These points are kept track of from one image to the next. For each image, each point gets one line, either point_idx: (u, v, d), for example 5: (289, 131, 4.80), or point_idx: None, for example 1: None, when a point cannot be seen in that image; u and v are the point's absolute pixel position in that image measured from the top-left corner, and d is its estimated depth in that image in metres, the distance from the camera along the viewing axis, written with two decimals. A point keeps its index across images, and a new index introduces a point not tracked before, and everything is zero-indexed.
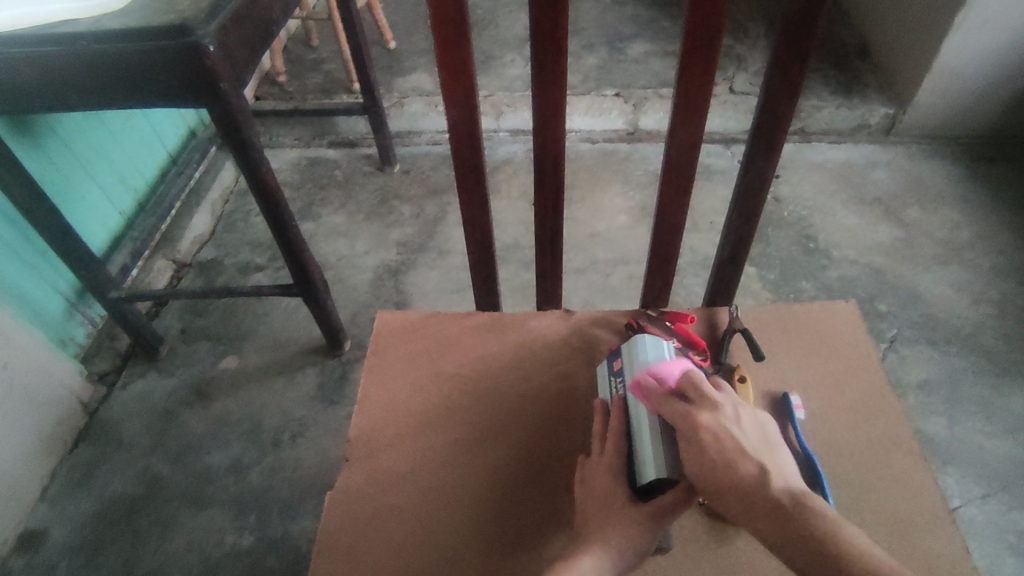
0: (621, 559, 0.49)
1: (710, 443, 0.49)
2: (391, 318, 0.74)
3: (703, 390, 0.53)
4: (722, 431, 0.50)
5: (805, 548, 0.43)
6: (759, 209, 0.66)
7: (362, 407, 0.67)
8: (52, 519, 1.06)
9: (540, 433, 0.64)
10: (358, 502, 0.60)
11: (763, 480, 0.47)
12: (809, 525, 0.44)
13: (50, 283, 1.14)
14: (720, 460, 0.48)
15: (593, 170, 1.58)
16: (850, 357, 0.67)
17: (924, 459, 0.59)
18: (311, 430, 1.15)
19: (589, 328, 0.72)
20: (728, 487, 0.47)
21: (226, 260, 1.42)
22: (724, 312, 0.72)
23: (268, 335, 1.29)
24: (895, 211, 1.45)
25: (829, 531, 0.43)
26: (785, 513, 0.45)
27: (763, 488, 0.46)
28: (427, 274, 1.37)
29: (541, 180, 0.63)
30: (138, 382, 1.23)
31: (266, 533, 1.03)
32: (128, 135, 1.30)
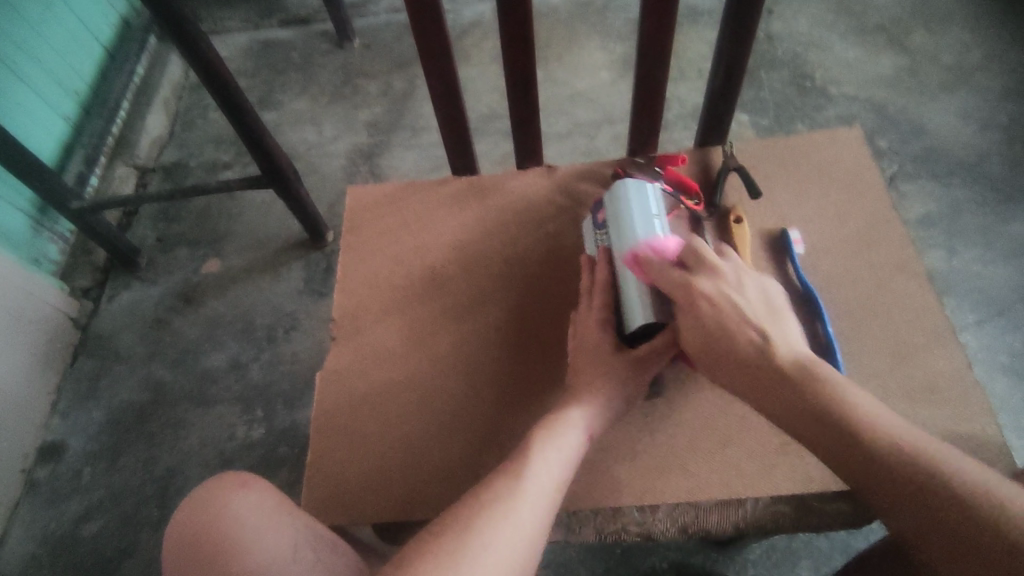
0: (605, 411, 0.51)
1: (686, 298, 0.49)
2: (363, 193, 0.69)
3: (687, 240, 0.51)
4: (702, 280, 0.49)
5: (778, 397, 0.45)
6: (754, 25, 0.59)
7: (344, 286, 0.64)
8: (66, 431, 1.08)
9: (531, 295, 0.61)
10: (351, 378, 0.59)
11: (738, 322, 0.47)
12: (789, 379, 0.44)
13: (6, 199, 1.08)
14: (692, 302, 0.48)
15: (571, 23, 1.44)
16: (852, 185, 0.63)
17: (929, 280, 0.57)
18: (305, 324, 1.14)
19: (576, 182, 0.67)
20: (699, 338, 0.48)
21: (189, 161, 1.34)
22: (718, 153, 0.66)
23: (247, 234, 1.24)
24: (899, 37, 1.34)
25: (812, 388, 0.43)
26: (761, 364, 0.46)
27: (734, 331, 0.47)
28: (403, 155, 1.30)
29: (505, 9, 0.56)
30: (123, 294, 1.20)
31: (276, 424, 1.05)
32: (51, 28, 1.17)
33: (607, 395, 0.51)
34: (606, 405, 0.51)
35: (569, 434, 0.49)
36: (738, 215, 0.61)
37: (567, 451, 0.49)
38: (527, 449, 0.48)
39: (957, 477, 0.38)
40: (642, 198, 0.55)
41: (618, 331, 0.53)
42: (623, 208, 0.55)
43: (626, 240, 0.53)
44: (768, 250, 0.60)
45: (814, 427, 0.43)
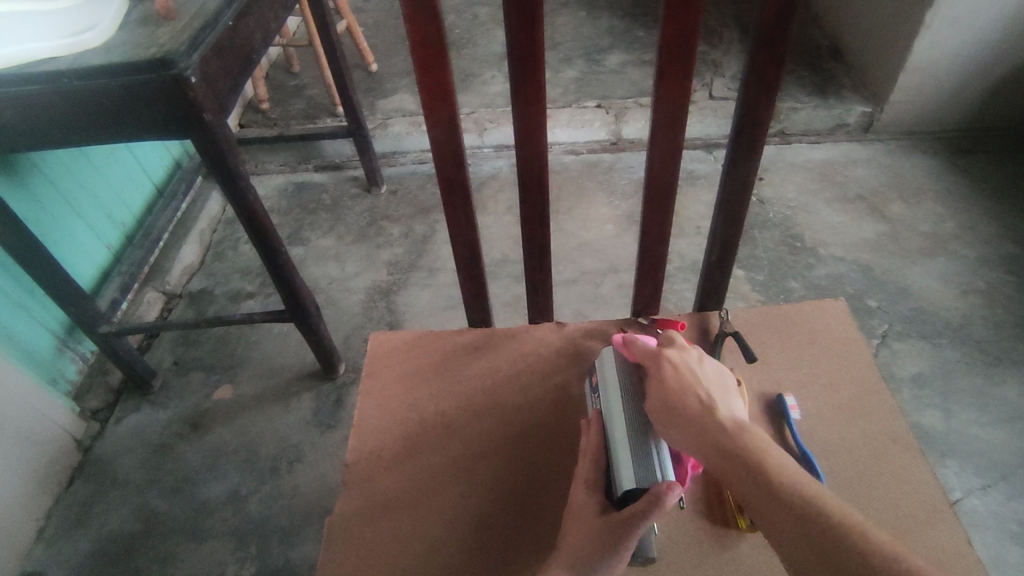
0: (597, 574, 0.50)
1: (671, 389, 0.54)
2: (383, 340, 0.74)
3: (675, 341, 0.59)
4: (689, 380, 0.54)
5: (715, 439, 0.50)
6: (743, 211, 0.67)
7: (358, 430, 0.66)
8: (48, 561, 1.04)
9: (537, 445, 0.64)
10: (360, 524, 0.60)
11: (713, 410, 0.51)
12: (741, 444, 0.48)
13: (39, 321, 1.13)
14: (676, 390, 0.54)
15: (579, 181, 1.59)
16: (840, 354, 0.67)
17: (921, 452, 0.60)
18: (309, 457, 1.14)
19: (581, 339, 0.72)
20: (680, 421, 0.52)
21: (216, 289, 1.42)
22: (716, 317, 0.72)
23: (261, 362, 1.28)
24: (878, 207, 1.47)
25: (761, 450, 0.47)
26: (729, 435, 0.49)
27: (711, 416, 0.51)
28: (418, 293, 1.37)
29: (527, 195, 0.64)
30: (131, 417, 1.22)
31: (268, 563, 1.02)
32: (111, 168, 1.30)
33: (598, 557, 0.50)
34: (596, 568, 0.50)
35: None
36: (737, 377, 0.65)
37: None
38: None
39: None
40: (625, 362, 0.61)
41: (606, 485, 0.55)
42: (609, 373, 0.60)
43: (614, 400, 0.58)
44: (765, 413, 0.63)
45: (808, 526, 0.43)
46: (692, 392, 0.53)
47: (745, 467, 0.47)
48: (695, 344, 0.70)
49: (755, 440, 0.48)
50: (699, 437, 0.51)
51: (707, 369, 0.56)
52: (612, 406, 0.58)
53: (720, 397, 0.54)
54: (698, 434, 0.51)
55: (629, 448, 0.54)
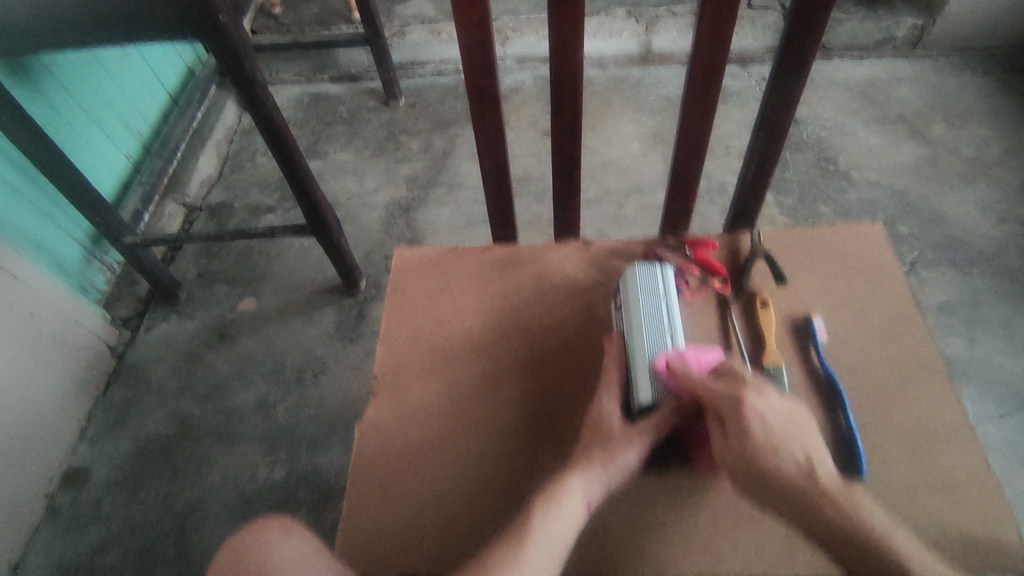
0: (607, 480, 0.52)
1: (761, 449, 0.48)
2: (409, 256, 0.74)
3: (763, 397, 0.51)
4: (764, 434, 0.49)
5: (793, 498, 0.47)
6: (785, 129, 0.64)
7: (386, 342, 0.68)
8: (92, 458, 1.11)
9: (562, 363, 0.64)
10: (389, 434, 0.62)
11: (814, 476, 0.47)
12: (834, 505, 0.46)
13: (66, 231, 1.14)
14: (804, 498, 0.47)
15: (605, 96, 1.52)
16: (873, 277, 0.66)
17: (949, 379, 0.59)
18: (333, 368, 1.17)
19: (608, 258, 0.71)
20: (771, 488, 0.48)
21: (236, 203, 1.41)
22: (746, 239, 0.70)
23: (283, 276, 1.29)
24: (920, 129, 1.39)
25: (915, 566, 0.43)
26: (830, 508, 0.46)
27: (813, 483, 0.47)
28: (438, 211, 1.36)
29: (559, 108, 0.61)
30: (160, 326, 1.25)
31: (297, 467, 1.07)
32: (125, 76, 1.27)
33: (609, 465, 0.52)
34: (606, 473, 0.52)
35: (570, 502, 0.50)
36: (765, 300, 0.64)
37: (567, 519, 0.49)
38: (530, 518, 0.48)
39: None
40: (647, 281, 0.60)
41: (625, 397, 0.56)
42: (633, 289, 0.60)
43: (639, 317, 0.58)
44: (792, 336, 0.63)
45: None
46: (772, 446, 0.48)
47: (832, 532, 0.46)
48: (724, 265, 0.69)
49: (866, 516, 0.46)
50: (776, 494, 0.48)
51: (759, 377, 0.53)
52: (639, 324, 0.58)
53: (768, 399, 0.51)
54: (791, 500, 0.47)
55: (650, 366, 0.56)
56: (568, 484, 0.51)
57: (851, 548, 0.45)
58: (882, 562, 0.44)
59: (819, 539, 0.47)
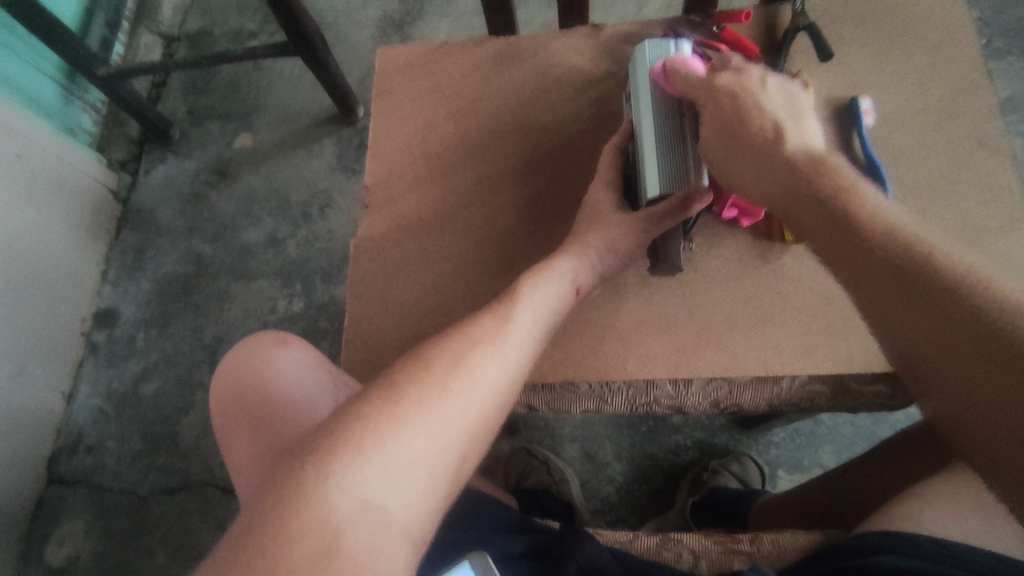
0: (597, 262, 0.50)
1: (710, 101, 0.45)
2: (393, 55, 0.65)
3: (733, 66, 0.47)
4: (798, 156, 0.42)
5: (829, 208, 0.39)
6: None
7: (374, 153, 0.62)
8: (117, 299, 1.13)
9: (567, 166, 0.58)
10: (384, 247, 0.58)
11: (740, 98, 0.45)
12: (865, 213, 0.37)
13: (35, 66, 1.06)
14: (733, 120, 0.44)
15: None
16: (939, 45, 0.56)
17: (1013, 157, 0.52)
18: (339, 203, 1.13)
19: (622, 44, 0.61)
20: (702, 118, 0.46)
21: (214, 28, 1.28)
22: (787, 9, 0.59)
23: (277, 108, 1.21)
24: None
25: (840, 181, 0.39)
26: (763, 144, 0.43)
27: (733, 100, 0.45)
28: (436, 23, 1.21)
29: None
30: (159, 168, 1.21)
31: (314, 299, 1.08)
32: None
33: (602, 245, 0.50)
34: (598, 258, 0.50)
35: (556, 280, 0.49)
36: (804, 81, 0.55)
37: (553, 292, 0.49)
38: (515, 293, 0.47)
39: (966, 278, 0.33)
40: (657, 55, 0.51)
41: (631, 186, 0.52)
42: (639, 66, 0.51)
43: (644, 94, 0.50)
44: (833, 119, 0.54)
45: (822, 208, 0.39)
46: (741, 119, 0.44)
47: (850, 233, 0.37)
48: (758, 43, 0.58)
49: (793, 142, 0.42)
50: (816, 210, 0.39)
51: (772, 92, 0.45)
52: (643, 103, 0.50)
53: (790, 127, 0.43)
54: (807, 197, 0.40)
55: (655, 147, 0.48)
56: (555, 264, 0.50)
57: (811, 199, 0.40)
58: (848, 214, 0.38)
59: (815, 236, 0.40)
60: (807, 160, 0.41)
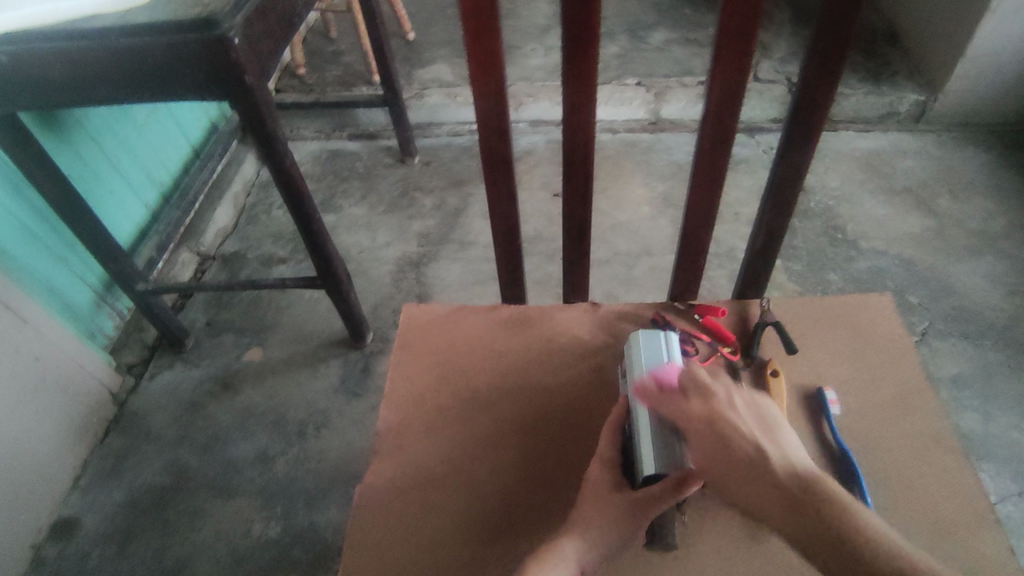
0: (600, 546, 0.51)
1: (714, 442, 0.50)
2: (418, 312, 0.74)
3: (706, 383, 0.53)
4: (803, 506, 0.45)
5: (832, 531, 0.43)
6: (793, 199, 0.65)
7: (391, 401, 0.67)
8: (84, 508, 1.08)
9: (568, 427, 0.63)
10: (389, 495, 0.60)
11: (752, 449, 0.48)
12: (826, 501, 0.44)
13: (79, 275, 1.15)
14: (725, 446, 0.49)
15: (616, 160, 1.56)
16: (885, 349, 0.65)
17: (965, 455, 0.57)
18: (335, 423, 1.15)
19: (614, 321, 0.71)
20: (714, 456, 0.50)
21: (249, 253, 1.43)
22: (757, 305, 0.70)
23: (292, 327, 1.30)
24: (925, 200, 1.41)
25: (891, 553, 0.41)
26: (778, 489, 0.46)
27: (749, 452, 0.48)
28: (448, 267, 1.37)
29: (571, 177, 0.63)
30: (165, 374, 1.25)
31: (293, 524, 1.04)
32: (151, 128, 1.31)
33: (606, 528, 0.52)
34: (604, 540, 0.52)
35: (562, 567, 0.50)
36: (776, 368, 0.63)
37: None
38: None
39: None
40: (649, 349, 0.60)
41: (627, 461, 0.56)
42: (635, 356, 0.60)
43: (642, 374, 0.58)
44: (805, 406, 0.62)
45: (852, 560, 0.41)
46: (775, 484, 0.46)
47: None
48: (733, 330, 0.69)
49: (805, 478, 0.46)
50: (817, 534, 0.43)
51: (743, 411, 0.51)
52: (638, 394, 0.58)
53: (776, 448, 0.48)
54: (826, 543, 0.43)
55: (651, 428, 0.54)
56: (562, 549, 0.51)
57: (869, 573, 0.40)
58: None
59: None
60: (799, 486, 0.45)
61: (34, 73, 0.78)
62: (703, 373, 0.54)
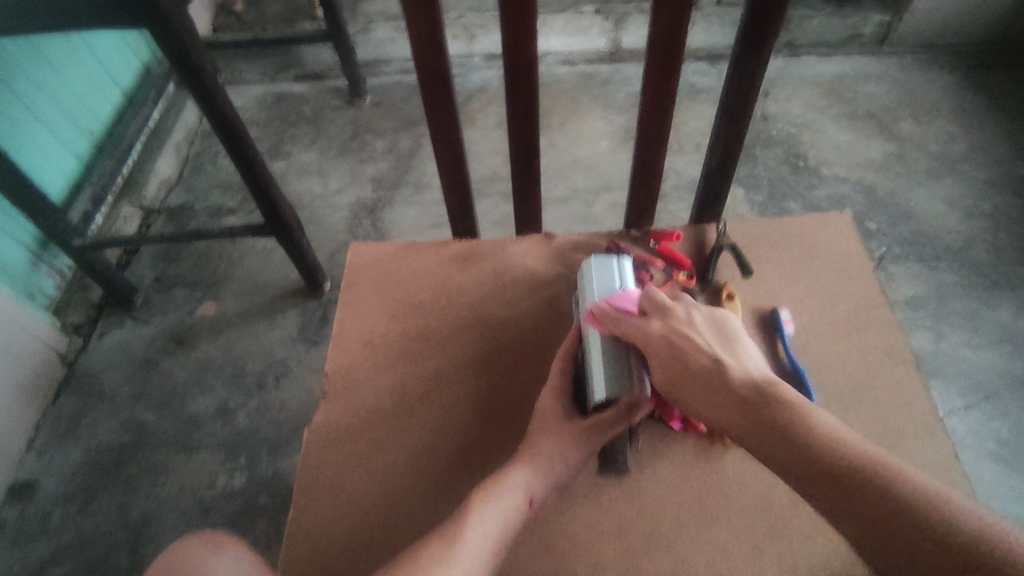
0: (549, 473, 0.51)
1: (673, 360, 0.47)
2: (365, 250, 0.71)
3: (660, 304, 0.51)
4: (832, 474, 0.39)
5: (868, 500, 0.37)
6: (747, 116, 0.62)
7: (338, 341, 0.64)
8: (40, 471, 1.05)
9: (521, 359, 0.62)
10: (339, 436, 0.59)
11: (721, 366, 0.45)
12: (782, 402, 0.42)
13: (8, 232, 1.08)
14: (684, 359, 0.47)
15: (575, 93, 1.51)
16: (840, 267, 0.65)
17: (916, 366, 0.58)
18: (296, 373, 1.13)
19: (569, 250, 0.69)
20: (678, 372, 0.47)
21: (196, 204, 1.36)
22: (713, 230, 0.69)
23: (245, 279, 1.25)
24: (885, 125, 1.40)
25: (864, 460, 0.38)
26: (747, 400, 0.43)
27: (719, 372, 0.45)
28: (405, 211, 1.33)
29: (517, 99, 0.59)
30: (115, 332, 1.20)
31: (258, 474, 1.03)
32: (73, 70, 1.21)
33: (555, 454, 0.51)
34: (552, 470, 0.51)
35: (508, 494, 0.49)
36: (731, 291, 0.62)
37: (508, 504, 0.49)
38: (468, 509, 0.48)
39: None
40: (601, 281, 0.57)
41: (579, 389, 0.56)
42: (586, 287, 0.57)
43: (591, 299, 0.56)
44: (760, 326, 0.61)
45: (855, 493, 0.37)
46: (745, 395, 0.43)
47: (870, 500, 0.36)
48: (688, 255, 0.67)
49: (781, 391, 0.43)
50: (778, 443, 0.41)
51: (702, 325, 0.49)
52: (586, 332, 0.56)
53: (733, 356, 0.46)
54: (783, 449, 0.40)
55: (602, 352, 0.52)
56: (509, 477, 0.50)
57: (849, 491, 0.37)
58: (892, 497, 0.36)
59: (814, 489, 0.39)
60: (753, 391, 0.43)
61: None
62: (660, 295, 0.51)
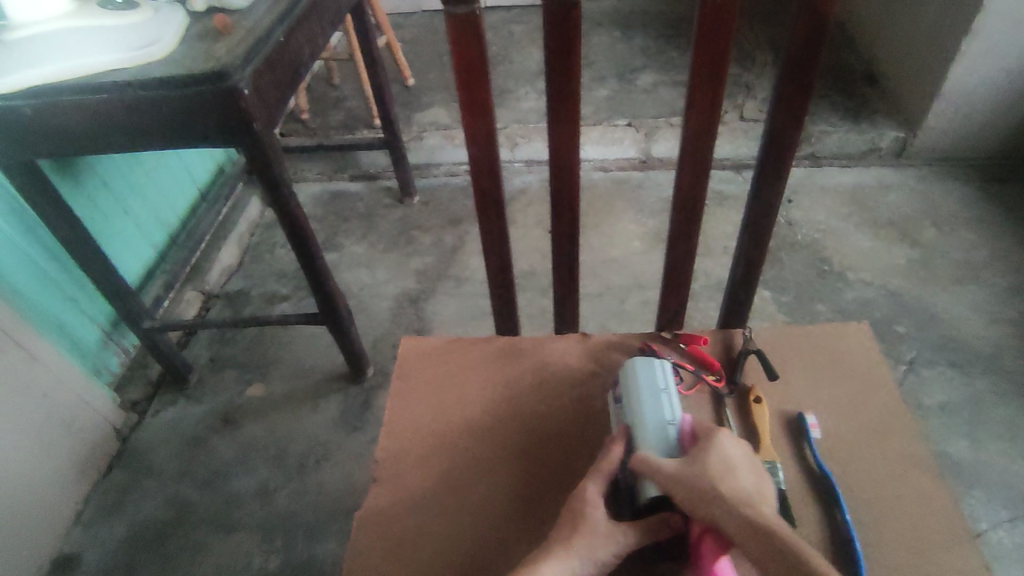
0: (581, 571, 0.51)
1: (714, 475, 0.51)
2: (414, 345, 0.77)
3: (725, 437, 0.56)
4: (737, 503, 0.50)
5: None
6: (768, 233, 0.69)
7: (389, 430, 0.69)
8: (85, 544, 1.09)
9: (559, 452, 0.66)
10: (386, 522, 0.62)
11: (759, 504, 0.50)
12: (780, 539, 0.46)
13: (88, 314, 1.19)
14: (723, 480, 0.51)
15: (608, 197, 1.61)
16: (862, 375, 0.68)
17: (941, 476, 0.60)
18: (335, 456, 1.17)
19: (603, 349, 0.74)
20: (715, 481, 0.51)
21: (252, 291, 1.47)
22: (739, 335, 0.73)
23: (293, 362, 1.32)
24: (909, 233, 1.46)
25: None
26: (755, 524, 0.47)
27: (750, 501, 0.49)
28: (446, 302, 1.41)
29: (561, 215, 0.67)
30: (168, 410, 1.27)
31: (292, 557, 1.05)
32: (160, 171, 1.37)
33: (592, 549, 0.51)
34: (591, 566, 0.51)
35: None
36: (758, 395, 0.66)
37: None
38: None
39: None
40: (649, 378, 0.62)
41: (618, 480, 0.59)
42: (636, 385, 0.62)
43: (640, 404, 0.61)
44: (787, 430, 0.64)
45: None
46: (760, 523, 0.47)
47: None
48: (718, 358, 0.72)
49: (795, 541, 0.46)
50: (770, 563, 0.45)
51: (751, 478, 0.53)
52: (634, 427, 0.60)
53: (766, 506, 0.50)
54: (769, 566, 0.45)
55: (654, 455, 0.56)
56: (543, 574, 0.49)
57: None
58: None
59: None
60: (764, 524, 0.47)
61: (55, 122, 0.83)
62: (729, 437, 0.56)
